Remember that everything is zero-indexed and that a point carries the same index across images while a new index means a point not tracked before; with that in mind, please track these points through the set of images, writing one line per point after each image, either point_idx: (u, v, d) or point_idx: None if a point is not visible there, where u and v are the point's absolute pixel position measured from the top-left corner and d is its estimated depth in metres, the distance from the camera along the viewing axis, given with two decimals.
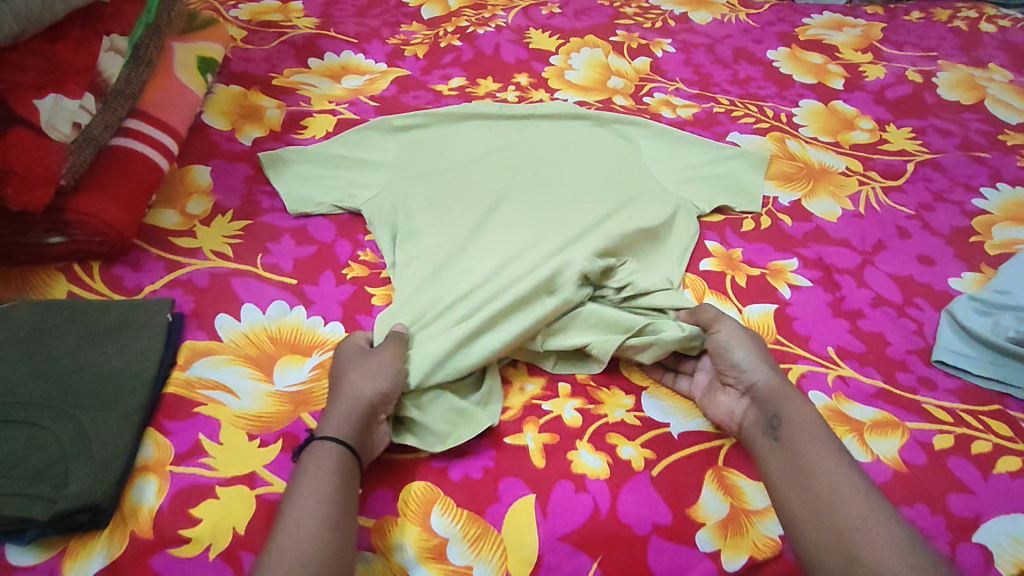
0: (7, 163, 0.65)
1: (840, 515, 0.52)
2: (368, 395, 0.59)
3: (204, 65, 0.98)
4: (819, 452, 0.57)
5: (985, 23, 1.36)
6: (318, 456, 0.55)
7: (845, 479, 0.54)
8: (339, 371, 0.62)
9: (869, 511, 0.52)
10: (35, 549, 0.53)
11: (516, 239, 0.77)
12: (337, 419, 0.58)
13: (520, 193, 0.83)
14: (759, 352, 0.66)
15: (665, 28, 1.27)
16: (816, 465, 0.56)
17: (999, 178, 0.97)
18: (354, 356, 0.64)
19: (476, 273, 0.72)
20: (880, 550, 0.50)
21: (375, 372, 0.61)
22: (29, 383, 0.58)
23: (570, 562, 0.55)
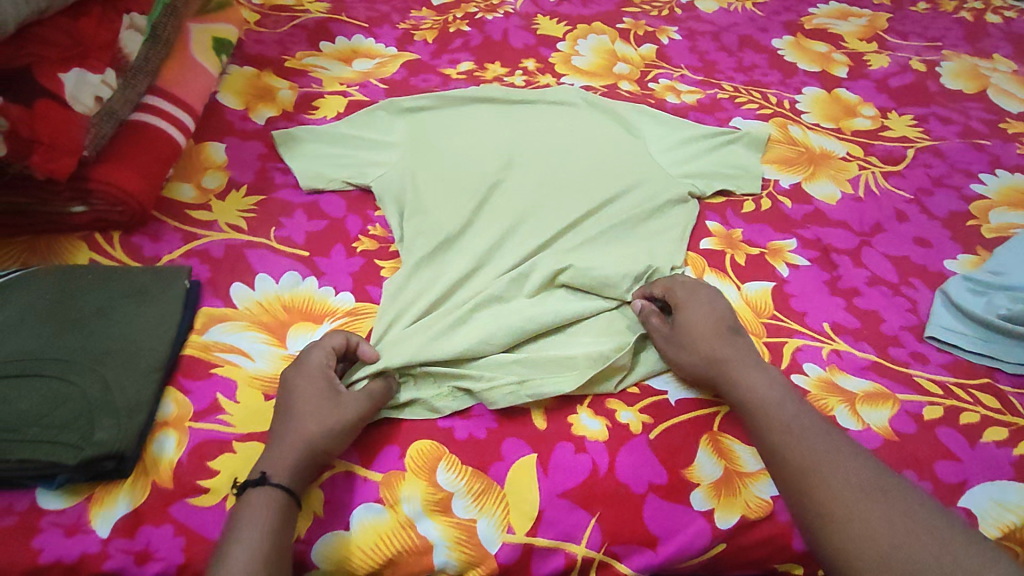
0: (33, 133, 0.68)
1: (802, 457, 0.55)
2: (319, 446, 0.57)
3: (220, 46, 1.01)
4: (779, 402, 0.59)
5: (991, 14, 1.37)
6: (256, 500, 0.54)
7: (801, 425, 0.57)
8: (293, 404, 0.59)
9: (824, 449, 0.55)
10: (63, 495, 0.57)
11: (520, 221, 0.80)
12: (282, 463, 0.55)
13: (523, 177, 0.85)
14: (688, 337, 0.66)
15: (671, 16, 1.28)
16: (776, 415, 0.59)
17: (998, 165, 0.99)
18: (310, 383, 0.60)
19: (480, 251, 0.75)
20: (843, 482, 0.52)
21: (327, 425, 0.57)
22: (56, 340, 0.61)
23: (569, 517, 0.58)
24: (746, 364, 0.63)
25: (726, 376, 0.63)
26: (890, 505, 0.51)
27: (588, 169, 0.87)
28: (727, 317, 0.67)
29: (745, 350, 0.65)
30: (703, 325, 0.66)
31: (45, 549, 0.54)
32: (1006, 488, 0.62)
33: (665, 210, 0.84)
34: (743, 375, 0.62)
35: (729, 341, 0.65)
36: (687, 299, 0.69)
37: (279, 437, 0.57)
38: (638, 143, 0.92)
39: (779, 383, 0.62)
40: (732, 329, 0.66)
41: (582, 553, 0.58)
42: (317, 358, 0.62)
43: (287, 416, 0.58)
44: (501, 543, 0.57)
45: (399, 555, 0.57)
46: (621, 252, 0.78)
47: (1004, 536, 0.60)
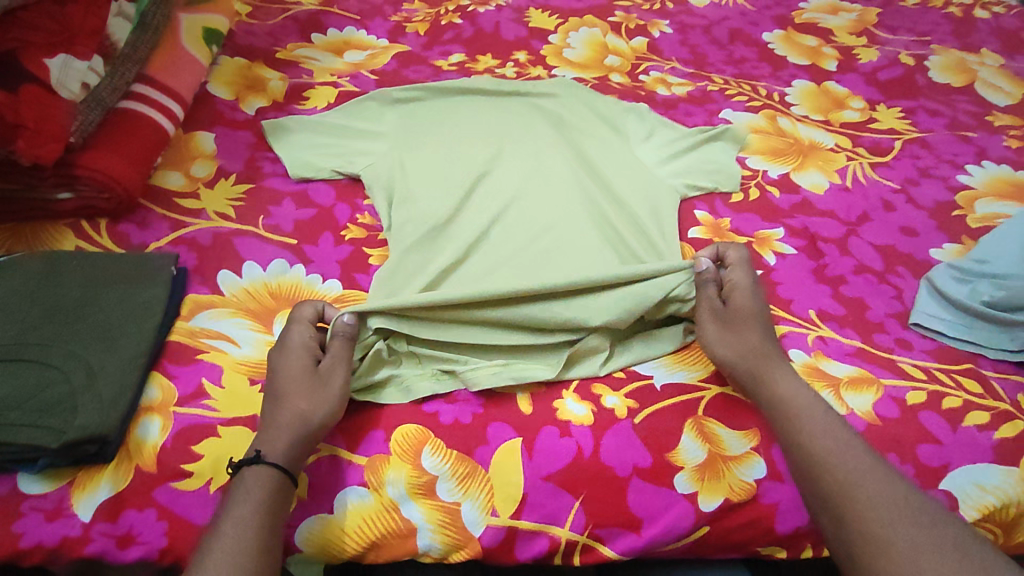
0: (18, 117, 0.67)
1: (844, 469, 0.55)
2: (314, 421, 0.57)
3: (210, 37, 1.00)
4: (815, 410, 0.59)
5: (980, 9, 1.38)
6: (253, 479, 0.53)
7: (841, 438, 0.57)
8: (279, 381, 0.58)
9: (863, 465, 0.55)
10: (45, 479, 0.56)
11: (504, 216, 0.80)
12: (278, 443, 0.55)
13: (509, 171, 0.85)
14: (742, 331, 0.65)
15: (663, 10, 1.28)
16: (812, 423, 0.58)
17: (985, 156, 0.99)
18: (291, 358, 0.60)
19: (468, 242, 0.76)
20: (882, 498, 0.53)
21: (318, 398, 0.58)
22: (39, 325, 0.61)
23: (553, 500, 0.59)
24: (783, 365, 0.63)
25: (764, 377, 0.62)
26: (924, 525, 0.51)
27: (575, 168, 0.86)
28: (767, 322, 0.66)
29: (778, 353, 0.64)
30: (752, 323, 0.65)
31: (27, 533, 0.55)
32: (987, 471, 0.63)
33: (651, 206, 0.83)
34: (786, 380, 0.62)
35: (769, 342, 0.64)
36: (740, 292, 0.67)
37: (269, 420, 0.57)
38: (621, 141, 0.92)
39: (813, 391, 0.61)
40: (770, 333, 0.65)
41: (565, 536, 0.59)
42: (301, 335, 0.61)
43: (275, 397, 0.58)
44: (484, 526, 0.58)
45: (383, 538, 0.58)
46: (605, 242, 0.77)
47: (983, 518, 0.62)
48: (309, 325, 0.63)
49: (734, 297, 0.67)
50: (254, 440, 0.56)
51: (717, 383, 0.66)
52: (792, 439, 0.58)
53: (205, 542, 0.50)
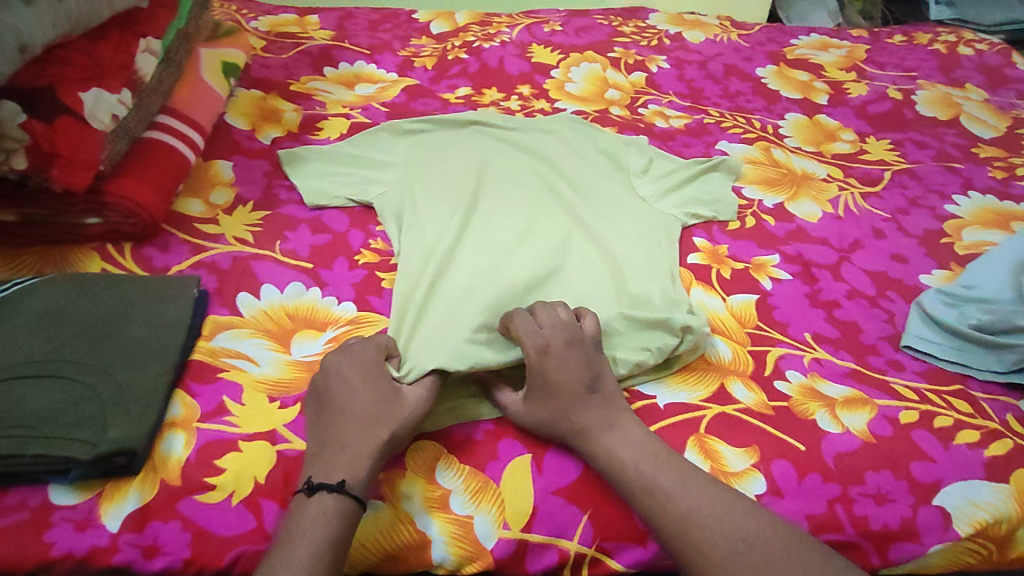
0: (53, 148, 0.71)
1: (679, 510, 0.57)
2: (388, 448, 0.59)
3: (228, 70, 1.05)
4: (644, 459, 0.60)
5: (963, 46, 1.44)
6: (330, 500, 0.55)
7: (672, 474, 0.59)
8: (359, 405, 0.60)
9: (696, 500, 0.57)
10: (75, 491, 0.59)
11: (504, 249, 0.81)
12: (358, 465, 0.57)
13: (508, 208, 0.88)
14: (545, 410, 0.63)
15: (660, 46, 1.34)
16: (636, 477, 0.59)
17: (971, 187, 1.04)
18: (371, 382, 0.62)
19: (471, 265, 0.79)
20: (716, 531, 0.56)
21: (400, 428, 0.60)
22: (71, 343, 0.64)
23: (562, 513, 0.61)
24: (599, 422, 0.62)
25: (579, 440, 0.61)
26: (749, 558, 0.54)
27: (577, 205, 0.90)
28: (581, 374, 0.63)
29: (600, 406, 0.63)
30: (559, 390, 0.62)
31: (56, 543, 0.57)
32: (978, 487, 0.66)
33: (649, 236, 0.86)
34: (606, 433, 0.61)
35: (580, 403, 0.62)
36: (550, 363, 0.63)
37: (345, 439, 0.59)
38: (621, 174, 0.96)
39: (635, 429, 0.62)
40: (584, 390, 0.63)
41: (574, 549, 0.61)
42: (377, 360, 0.64)
43: (353, 417, 0.60)
44: (496, 539, 0.60)
45: (398, 550, 0.59)
46: (607, 270, 0.80)
47: (976, 533, 0.65)
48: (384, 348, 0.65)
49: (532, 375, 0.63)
50: (332, 464, 0.57)
51: (718, 403, 0.69)
52: (624, 491, 0.59)
53: (283, 553, 0.52)
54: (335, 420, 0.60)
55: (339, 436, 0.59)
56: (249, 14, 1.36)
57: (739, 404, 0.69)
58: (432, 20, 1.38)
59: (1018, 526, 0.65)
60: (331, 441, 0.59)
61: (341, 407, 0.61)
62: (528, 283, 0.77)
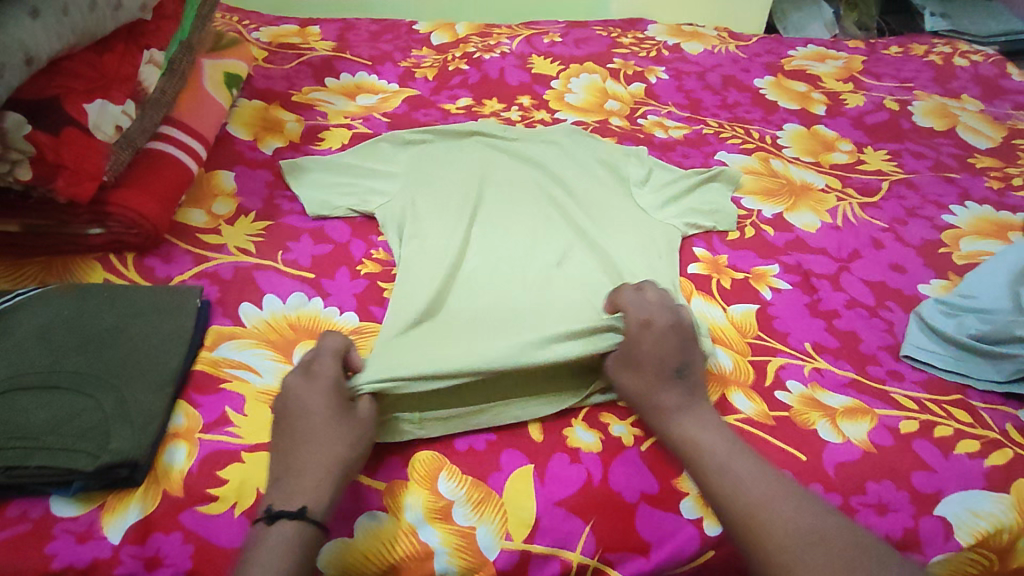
0: (58, 159, 0.71)
1: (748, 495, 0.58)
2: (348, 467, 0.59)
3: (231, 81, 1.06)
4: (720, 445, 0.62)
5: (959, 57, 1.45)
6: (286, 527, 0.55)
7: (744, 464, 0.60)
8: (316, 426, 0.60)
9: (766, 489, 0.58)
10: (77, 502, 0.59)
11: (505, 264, 0.82)
12: (316, 488, 0.57)
13: (511, 221, 0.88)
14: (634, 382, 0.66)
15: (659, 57, 1.36)
16: (713, 462, 0.61)
17: (968, 197, 1.04)
18: (325, 400, 0.61)
19: (465, 280, 0.80)
20: (786, 520, 0.57)
21: (358, 445, 0.60)
22: (74, 354, 0.64)
23: (565, 524, 0.61)
24: (679, 405, 0.64)
25: (660, 419, 0.64)
26: (824, 552, 0.55)
27: (578, 217, 0.90)
28: (672, 357, 0.66)
29: (682, 390, 0.65)
30: (648, 364, 0.65)
31: (58, 554, 0.57)
32: (978, 497, 0.66)
33: (651, 246, 0.86)
34: (684, 416, 0.64)
35: (666, 383, 0.65)
36: (647, 340, 0.66)
37: (302, 463, 0.58)
38: (622, 184, 0.96)
39: (713, 421, 0.64)
40: (673, 372, 0.65)
41: (577, 560, 0.61)
42: (331, 376, 0.63)
43: (309, 438, 0.59)
44: (499, 550, 0.60)
45: (400, 561, 0.59)
46: (609, 282, 0.80)
47: (977, 543, 0.65)
48: (338, 362, 0.65)
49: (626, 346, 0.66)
50: (292, 490, 0.57)
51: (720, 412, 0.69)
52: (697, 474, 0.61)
53: None
54: (294, 443, 0.59)
55: (295, 460, 0.58)
56: (251, 24, 1.37)
57: (740, 414, 0.70)
58: (433, 31, 1.39)
59: (1019, 536, 0.66)
60: (290, 465, 0.58)
61: (298, 429, 0.60)
62: (529, 297, 0.77)
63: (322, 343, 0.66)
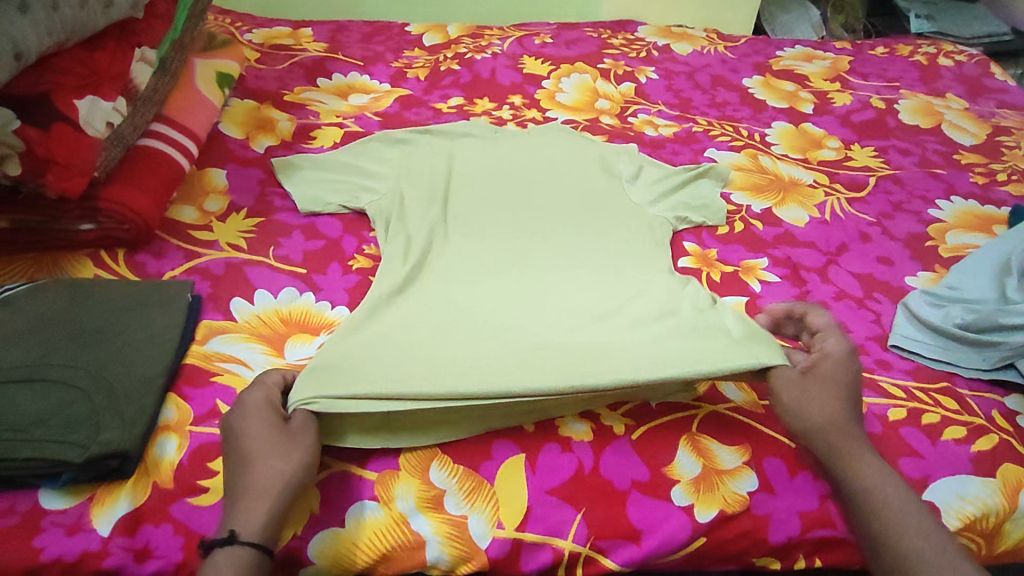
0: (49, 154, 0.71)
1: (921, 548, 0.56)
2: (288, 484, 0.56)
3: (223, 80, 1.06)
4: (895, 490, 0.59)
5: (943, 57, 1.48)
6: (225, 554, 0.52)
7: (914, 514, 0.57)
8: (252, 450, 0.57)
9: (938, 546, 0.56)
10: (65, 495, 0.59)
11: (483, 269, 0.80)
12: (253, 511, 0.54)
13: (496, 229, 0.87)
14: (823, 399, 0.64)
15: (649, 58, 1.37)
16: (890, 504, 0.58)
17: (954, 192, 1.06)
18: (262, 424, 0.58)
19: (447, 279, 0.78)
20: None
21: (298, 460, 0.57)
22: (63, 348, 0.64)
23: (557, 513, 0.61)
24: (860, 438, 0.62)
25: (842, 445, 0.61)
26: None
27: (570, 227, 0.88)
28: (855, 392, 0.65)
29: (857, 424, 0.63)
30: (840, 390, 0.65)
31: (46, 547, 0.56)
32: (966, 481, 0.67)
33: (644, 243, 0.86)
34: (861, 450, 0.61)
35: (850, 413, 0.63)
36: (833, 357, 0.67)
37: (239, 488, 0.55)
38: (614, 182, 0.97)
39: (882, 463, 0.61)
40: (857, 406, 0.64)
41: (568, 548, 0.61)
42: (257, 395, 0.61)
43: (245, 460, 0.56)
44: (491, 538, 0.60)
45: (392, 550, 0.59)
46: (607, 295, 0.78)
47: (965, 527, 0.65)
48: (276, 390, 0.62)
49: (826, 357, 0.67)
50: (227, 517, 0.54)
51: (709, 402, 0.70)
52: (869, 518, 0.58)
53: None
54: (231, 473, 0.57)
55: (233, 486, 0.56)
56: (244, 26, 1.37)
57: (730, 403, 0.70)
58: (425, 32, 1.40)
59: (1005, 520, 0.66)
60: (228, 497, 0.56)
61: (235, 457, 0.57)
62: (513, 300, 0.76)
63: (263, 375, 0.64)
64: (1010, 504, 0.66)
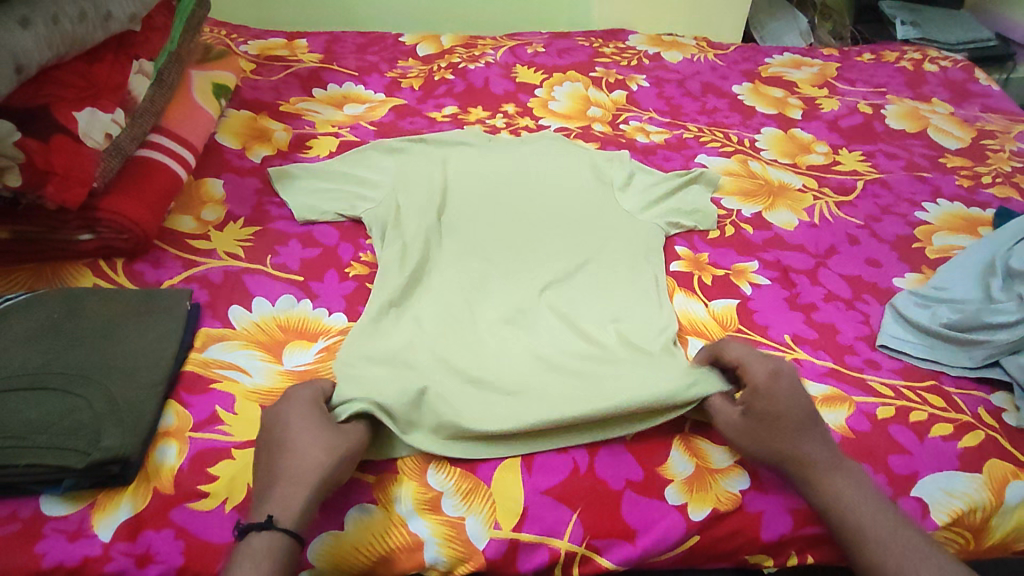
0: (48, 165, 0.72)
1: (890, 551, 0.58)
2: (327, 477, 0.58)
3: (219, 91, 1.07)
4: (865, 497, 0.61)
5: (929, 63, 1.50)
6: (260, 540, 0.53)
7: (883, 518, 0.60)
8: (292, 435, 0.59)
9: (905, 547, 0.58)
10: (66, 501, 0.60)
11: (484, 284, 0.81)
12: (290, 502, 0.55)
13: (490, 243, 0.87)
14: (765, 433, 0.64)
15: (640, 66, 1.39)
16: (858, 511, 0.60)
17: (939, 194, 1.08)
18: (306, 416, 0.61)
19: (448, 288, 0.80)
20: None
21: (338, 452, 0.59)
22: (63, 357, 0.64)
23: (552, 513, 0.62)
24: (825, 454, 0.63)
25: (803, 464, 0.62)
26: None
27: (558, 241, 0.89)
28: (800, 404, 0.64)
29: (820, 438, 0.64)
30: (777, 416, 0.64)
31: (47, 553, 0.57)
32: (954, 477, 0.68)
33: (637, 248, 0.88)
34: (827, 463, 0.62)
35: (800, 432, 0.63)
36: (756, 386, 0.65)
37: (277, 475, 0.57)
38: (606, 188, 0.98)
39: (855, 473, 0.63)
40: (808, 421, 0.64)
41: (565, 547, 0.62)
42: (305, 395, 0.63)
43: (287, 449, 0.58)
44: (488, 539, 0.61)
45: (391, 552, 0.61)
46: (598, 313, 0.78)
47: (953, 522, 0.67)
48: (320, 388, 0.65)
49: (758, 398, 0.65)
50: (263, 501, 0.56)
51: None
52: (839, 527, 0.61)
53: None
54: (267, 456, 0.59)
55: (272, 472, 0.57)
56: (239, 37, 1.39)
57: None
58: (418, 42, 1.41)
59: (992, 514, 0.68)
60: (261, 477, 0.58)
61: (273, 441, 0.59)
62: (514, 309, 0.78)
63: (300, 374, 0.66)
64: (996, 499, 0.68)
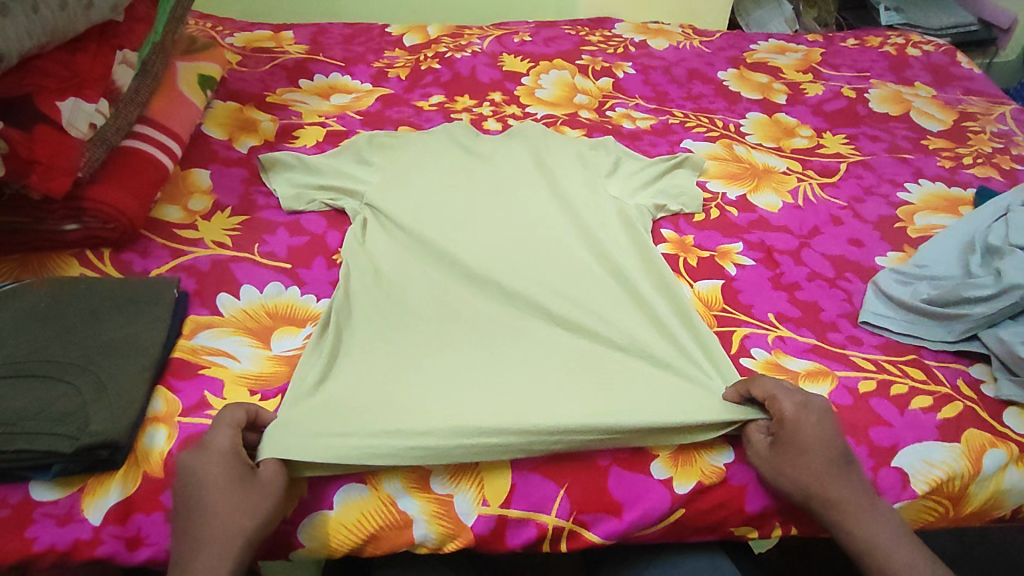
0: (32, 155, 0.72)
1: None
2: (255, 534, 0.57)
3: (205, 82, 1.07)
4: (888, 542, 0.62)
5: (912, 48, 1.51)
6: None
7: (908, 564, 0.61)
8: (210, 496, 0.57)
9: None
10: (56, 486, 0.60)
11: (483, 270, 0.80)
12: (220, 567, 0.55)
13: (458, 244, 0.84)
14: (806, 471, 0.63)
15: (626, 53, 1.40)
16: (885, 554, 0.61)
17: (922, 175, 1.09)
18: (223, 472, 0.58)
19: (447, 282, 0.80)
20: None
21: (264, 510, 0.58)
22: (51, 344, 0.64)
23: (539, 489, 0.64)
24: (855, 499, 0.63)
25: (835, 507, 0.63)
26: None
27: (553, 229, 0.88)
28: (836, 445, 0.64)
29: (852, 480, 0.64)
30: (814, 454, 0.63)
31: (38, 537, 0.58)
32: (933, 447, 0.70)
33: (631, 237, 0.87)
34: (855, 505, 0.63)
35: (837, 474, 0.63)
36: (793, 424, 0.64)
37: (202, 539, 0.56)
38: (594, 174, 0.98)
39: (881, 516, 0.63)
40: (841, 461, 0.64)
41: (552, 522, 0.63)
42: (221, 438, 0.59)
43: (207, 507, 0.57)
44: (476, 515, 0.63)
45: (381, 530, 0.62)
46: (600, 310, 0.77)
47: (931, 490, 0.68)
48: (238, 430, 0.61)
49: (788, 427, 0.64)
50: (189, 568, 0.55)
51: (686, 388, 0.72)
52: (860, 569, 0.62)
53: None
54: (189, 518, 0.57)
55: (197, 535, 0.56)
56: (224, 29, 1.38)
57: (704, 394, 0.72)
58: (405, 33, 1.41)
59: (970, 482, 0.69)
60: (185, 538, 0.56)
61: (192, 499, 0.57)
62: (513, 302, 0.78)
63: (221, 415, 0.62)
64: (974, 467, 0.69)
